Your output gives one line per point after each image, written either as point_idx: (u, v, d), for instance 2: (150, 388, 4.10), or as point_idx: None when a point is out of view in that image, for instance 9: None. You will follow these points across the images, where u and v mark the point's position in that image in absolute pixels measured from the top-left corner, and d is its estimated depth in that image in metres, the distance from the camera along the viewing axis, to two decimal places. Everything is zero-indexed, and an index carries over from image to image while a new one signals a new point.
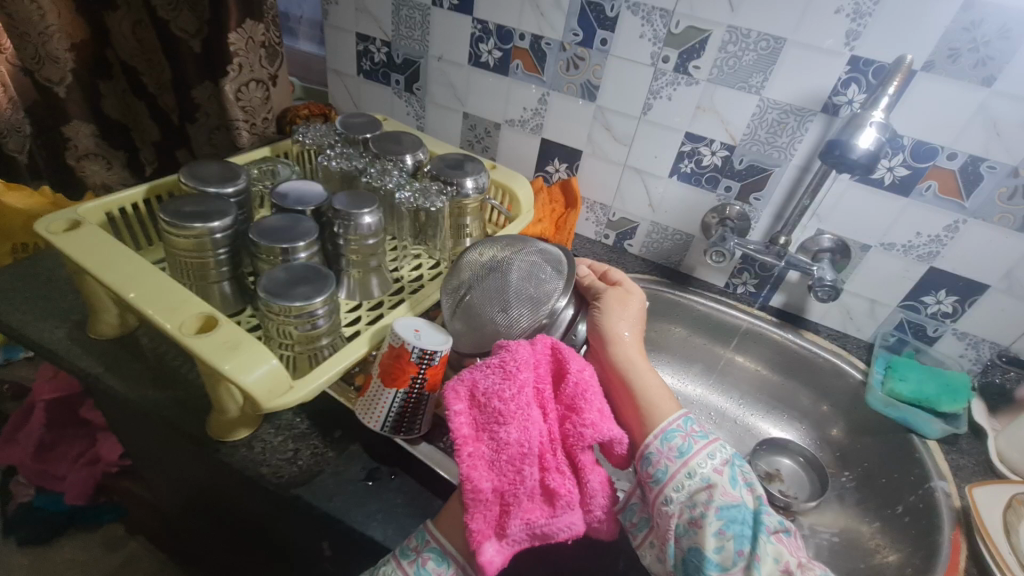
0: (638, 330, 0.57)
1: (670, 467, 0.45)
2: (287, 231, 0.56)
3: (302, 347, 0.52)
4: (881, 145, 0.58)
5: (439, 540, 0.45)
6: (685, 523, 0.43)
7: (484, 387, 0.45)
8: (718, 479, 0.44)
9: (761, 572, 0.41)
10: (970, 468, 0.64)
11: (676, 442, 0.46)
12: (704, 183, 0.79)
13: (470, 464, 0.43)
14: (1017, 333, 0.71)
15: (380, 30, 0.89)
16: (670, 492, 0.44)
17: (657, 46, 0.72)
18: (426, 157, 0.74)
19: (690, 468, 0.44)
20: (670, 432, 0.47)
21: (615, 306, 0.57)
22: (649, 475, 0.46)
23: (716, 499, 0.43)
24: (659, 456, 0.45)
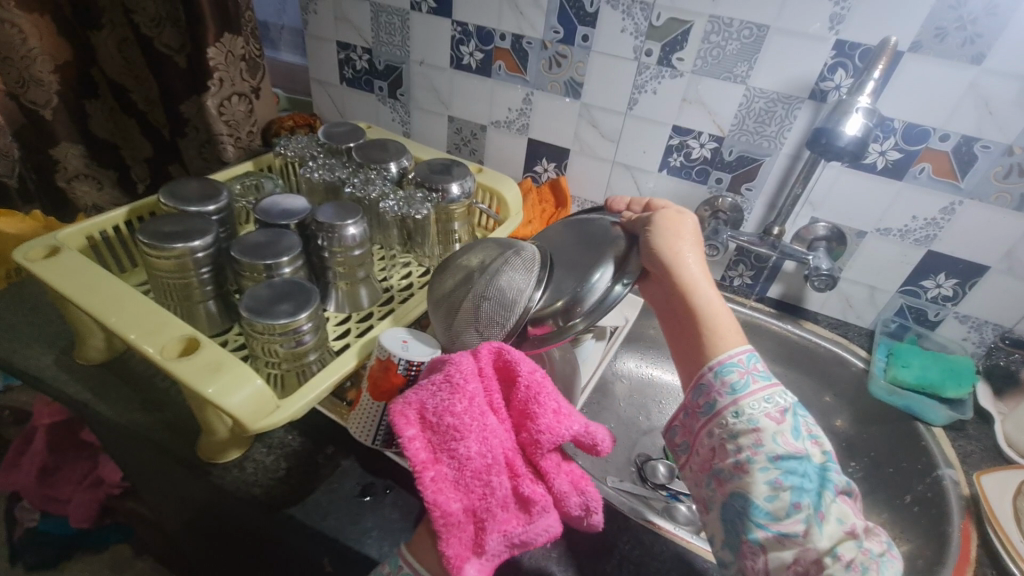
0: (700, 253, 0.52)
1: (718, 402, 0.43)
2: (270, 247, 0.55)
3: (291, 364, 0.51)
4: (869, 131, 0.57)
5: (413, 565, 0.43)
6: (730, 465, 0.41)
7: (433, 406, 0.43)
8: (772, 425, 0.41)
9: (822, 530, 0.38)
10: (978, 454, 0.63)
11: (732, 378, 0.44)
12: (695, 176, 0.78)
13: (435, 488, 0.41)
14: (1019, 314, 0.69)
15: (360, 37, 0.88)
16: (716, 425, 0.43)
17: (639, 40, 0.71)
18: (411, 163, 0.73)
19: (739, 408, 0.42)
20: (728, 366, 0.44)
21: (671, 229, 0.52)
22: (698, 407, 0.45)
23: (766, 445, 0.40)
24: (708, 390, 0.44)
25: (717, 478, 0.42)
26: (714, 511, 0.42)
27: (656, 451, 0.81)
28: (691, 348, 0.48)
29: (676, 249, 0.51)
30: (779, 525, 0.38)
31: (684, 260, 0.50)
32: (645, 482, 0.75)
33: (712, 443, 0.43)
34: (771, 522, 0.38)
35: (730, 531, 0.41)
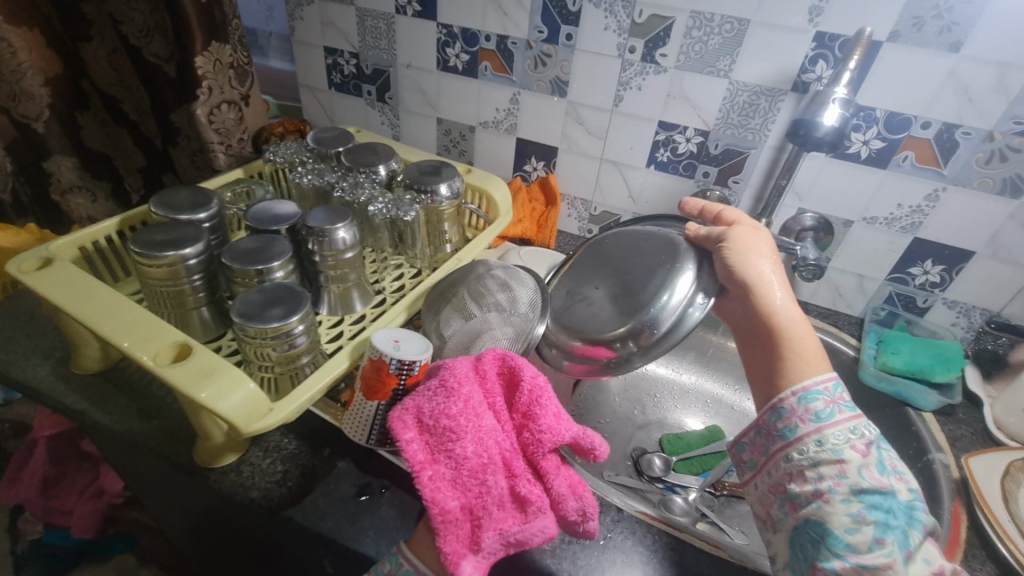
0: (781, 272, 0.51)
1: (800, 428, 0.43)
2: (260, 253, 0.55)
3: (284, 367, 0.51)
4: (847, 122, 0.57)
5: (414, 563, 0.43)
6: (808, 492, 0.41)
7: (430, 409, 0.43)
8: (856, 457, 0.41)
9: (905, 568, 0.37)
10: (967, 438, 0.63)
11: (816, 406, 0.43)
12: (682, 170, 0.78)
13: (434, 488, 0.41)
14: (1007, 299, 0.70)
15: (347, 42, 0.88)
16: (794, 451, 0.43)
17: (622, 37, 0.71)
18: (400, 166, 0.73)
19: (823, 437, 0.42)
20: (813, 393, 0.44)
21: (754, 246, 0.51)
22: (775, 429, 0.44)
23: (849, 477, 0.40)
24: (790, 415, 0.43)
25: (791, 503, 0.42)
26: (783, 532, 0.42)
27: (652, 444, 0.82)
28: (768, 370, 0.48)
29: (761, 268, 0.50)
30: (858, 557, 0.38)
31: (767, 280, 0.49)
32: (641, 475, 0.76)
33: (788, 469, 0.43)
34: (851, 554, 0.38)
35: (801, 555, 0.41)
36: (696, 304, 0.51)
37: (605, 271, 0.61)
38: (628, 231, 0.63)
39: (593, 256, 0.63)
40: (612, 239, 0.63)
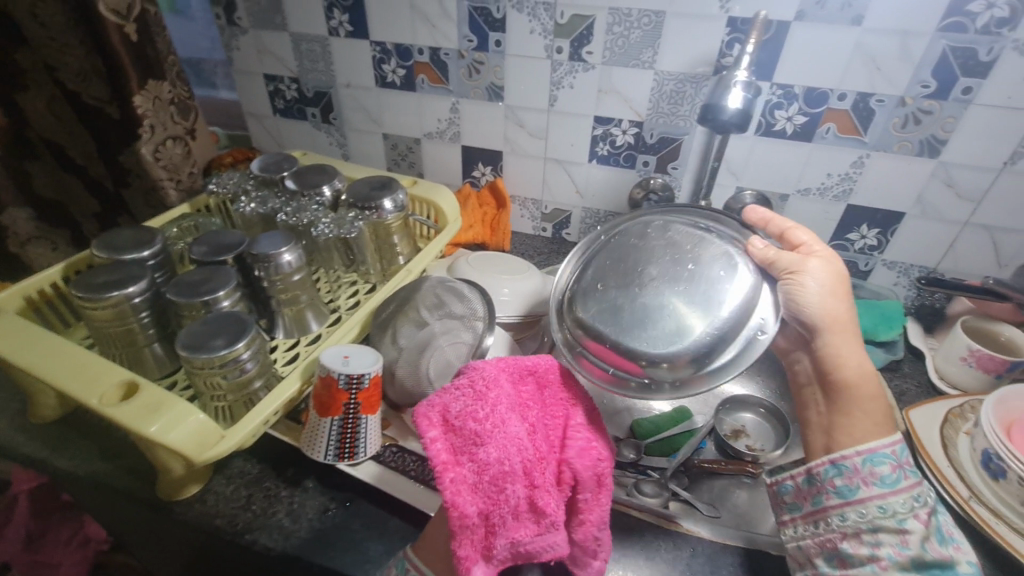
0: (846, 311, 0.50)
1: (862, 490, 0.43)
2: (205, 284, 0.56)
3: (238, 394, 0.53)
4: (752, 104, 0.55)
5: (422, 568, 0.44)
6: (863, 555, 0.42)
7: (457, 410, 0.44)
8: (918, 528, 0.42)
9: None
10: (913, 391, 0.66)
11: (881, 469, 0.43)
12: (622, 162, 0.80)
13: (453, 488, 0.42)
14: (940, 255, 0.74)
15: (285, 68, 0.89)
16: (852, 511, 0.43)
17: (548, 39, 0.73)
18: (344, 184, 0.74)
19: (887, 503, 0.42)
20: (879, 456, 0.44)
21: (820, 274, 0.49)
22: (832, 485, 0.45)
23: (909, 548, 0.41)
24: (853, 474, 0.44)
25: (839, 558, 0.43)
26: None
27: None
28: (828, 418, 0.49)
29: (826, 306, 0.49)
30: None
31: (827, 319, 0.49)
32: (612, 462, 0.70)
33: (841, 527, 0.44)
34: None
35: None
36: (767, 330, 0.47)
37: (633, 271, 0.52)
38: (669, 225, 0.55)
39: (621, 248, 0.55)
40: (653, 229, 0.55)
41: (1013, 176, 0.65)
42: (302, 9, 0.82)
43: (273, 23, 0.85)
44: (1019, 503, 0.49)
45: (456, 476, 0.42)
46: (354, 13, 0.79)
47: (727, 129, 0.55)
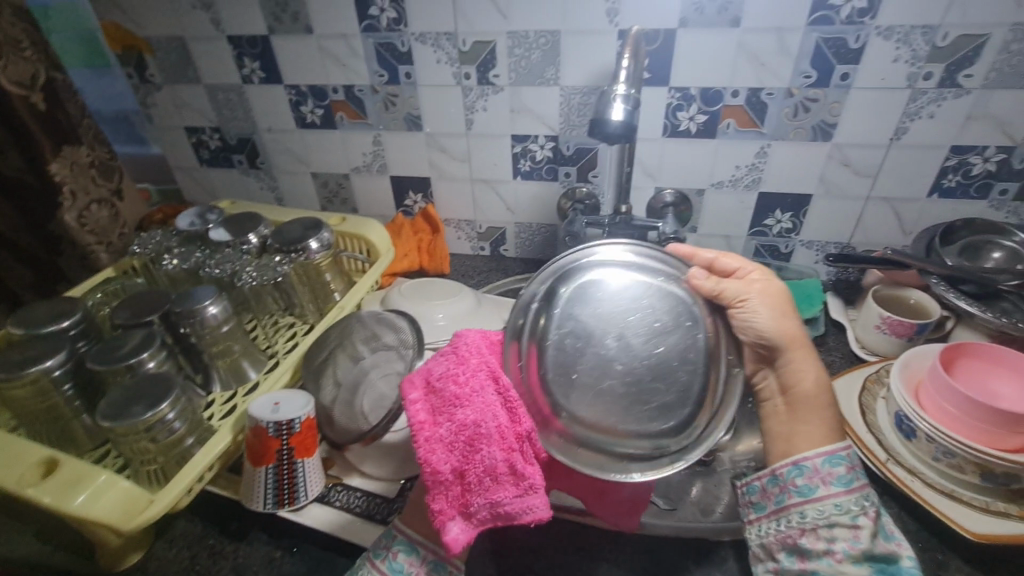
0: (797, 328, 0.48)
1: (820, 488, 0.43)
2: (127, 347, 0.56)
3: (169, 455, 0.52)
4: (632, 117, 0.57)
5: (407, 532, 0.46)
6: (819, 549, 0.41)
7: (439, 373, 0.45)
8: (868, 524, 0.41)
9: None
10: (838, 362, 0.69)
11: (836, 468, 0.43)
12: (545, 175, 0.83)
13: (428, 446, 0.43)
14: (851, 230, 0.78)
15: (205, 119, 0.89)
16: (812, 510, 0.43)
17: (455, 66, 0.75)
18: (270, 229, 0.75)
19: (843, 501, 0.42)
20: (837, 457, 0.43)
21: (763, 306, 0.47)
22: (793, 483, 0.44)
23: (862, 542, 0.40)
24: (814, 474, 0.43)
25: (799, 553, 0.43)
26: None
27: None
28: (785, 427, 0.48)
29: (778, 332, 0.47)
30: None
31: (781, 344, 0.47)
32: None
33: (801, 524, 0.43)
34: None
35: None
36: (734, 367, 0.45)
37: (596, 343, 0.44)
38: (602, 269, 0.48)
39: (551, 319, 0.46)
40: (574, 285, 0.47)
41: (900, 150, 0.69)
42: (213, 61, 0.82)
43: (187, 77, 0.85)
44: (930, 457, 0.52)
45: (432, 439, 0.43)
46: (264, 60, 0.80)
47: (613, 141, 0.56)
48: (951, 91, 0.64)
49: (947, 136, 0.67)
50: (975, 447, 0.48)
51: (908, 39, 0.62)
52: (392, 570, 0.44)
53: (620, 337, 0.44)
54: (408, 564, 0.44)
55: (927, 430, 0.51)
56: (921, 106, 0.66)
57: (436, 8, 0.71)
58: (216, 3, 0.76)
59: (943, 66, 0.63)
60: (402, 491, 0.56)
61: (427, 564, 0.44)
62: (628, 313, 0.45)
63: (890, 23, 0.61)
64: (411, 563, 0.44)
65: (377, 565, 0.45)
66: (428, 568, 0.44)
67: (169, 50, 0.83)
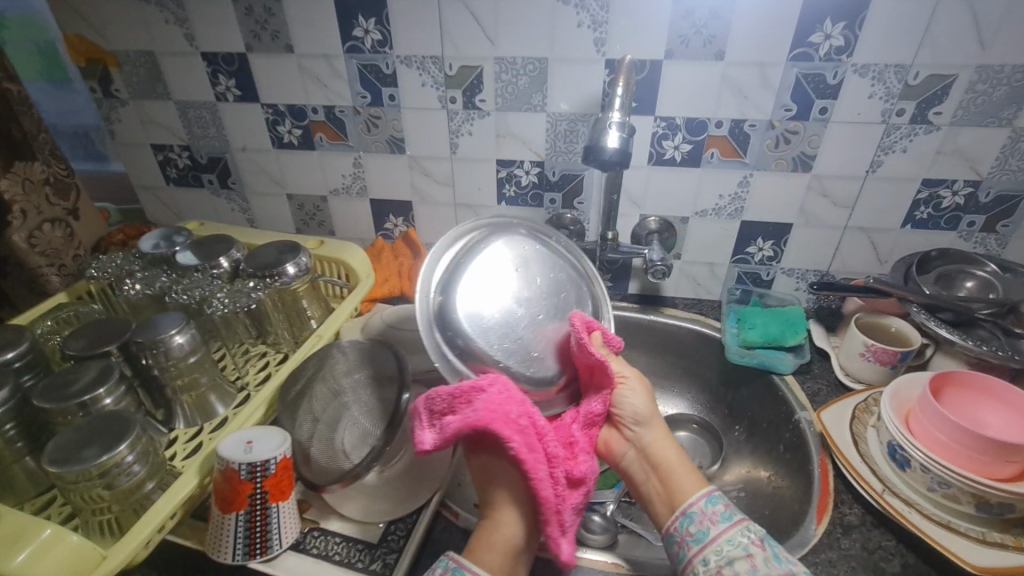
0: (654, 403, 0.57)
1: (712, 529, 0.47)
2: (80, 383, 0.51)
3: (126, 502, 0.47)
4: (628, 143, 0.57)
5: (462, 560, 0.45)
6: None
7: (511, 411, 0.48)
8: (758, 550, 0.44)
9: None
10: (824, 390, 0.70)
11: (717, 508, 0.48)
12: (531, 201, 0.82)
13: (540, 478, 0.47)
14: (829, 257, 0.79)
15: (174, 137, 0.85)
16: (710, 552, 0.45)
17: (441, 90, 0.74)
18: (243, 253, 0.71)
19: (732, 535, 0.45)
20: (715, 495, 0.49)
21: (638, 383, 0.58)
22: (689, 534, 0.47)
23: (759, 568, 0.43)
24: (702, 515, 0.48)
25: None
26: None
27: None
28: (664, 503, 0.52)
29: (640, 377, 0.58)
30: None
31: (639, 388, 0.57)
32: None
33: (708, 571, 0.45)
34: None
35: None
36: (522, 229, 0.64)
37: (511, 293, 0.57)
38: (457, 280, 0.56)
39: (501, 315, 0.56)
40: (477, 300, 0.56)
41: (876, 182, 0.72)
42: (184, 78, 0.79)
43: (155, 93, 0.81)
44: (926, 488, 0.52)
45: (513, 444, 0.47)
46: (241, 77, 0.77)
47: (610, 168, 0.56)
48: (923, 127, 0.67)
49: (919, 169, 0.70)
50: (970, 478, 0.48)
51: (882, 77, 0.64)
52: None
53: (527, 288, 0.58)
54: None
55: (922, 461, 0.51)
56: (895, 140, 0.68)
57: (424, 31, 0.70)
58: (191, 18, 0.73)
59: (916, 103, 0.65)
60: (386, 536, 0.51)
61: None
62: (493, 265, 0.58)
63: (866, 61, 0.64)
64: None
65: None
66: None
67: (137, 64, 0.79)
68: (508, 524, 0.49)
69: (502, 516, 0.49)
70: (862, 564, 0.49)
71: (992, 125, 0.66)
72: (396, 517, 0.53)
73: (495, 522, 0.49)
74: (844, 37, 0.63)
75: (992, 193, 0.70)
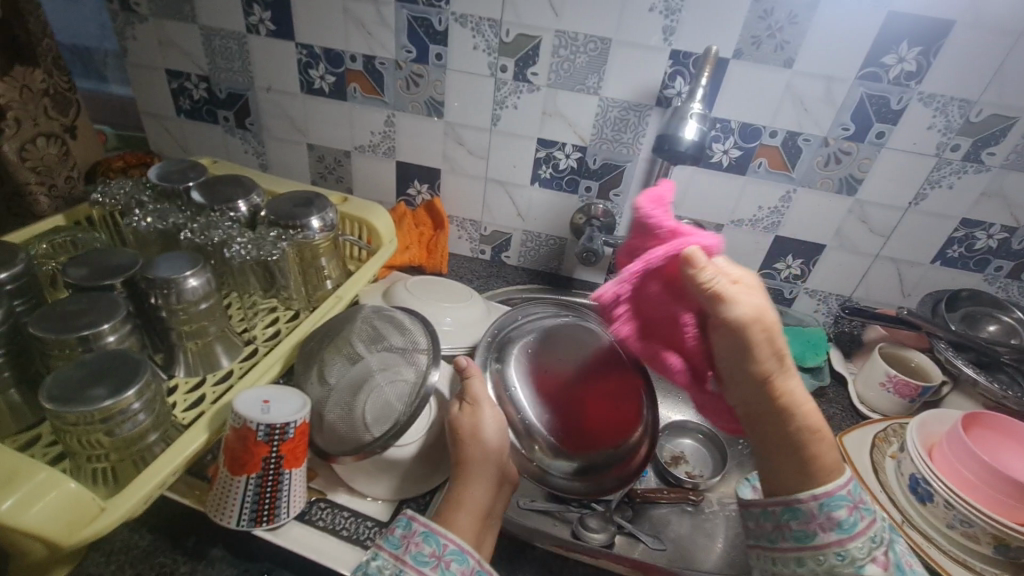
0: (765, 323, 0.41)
1: (822, 535, 0.41)
2: (82, 316, 0.47)
3: (125, 452, 0.43)
4: (706, 135, 0.61)
5: (430, 524, 0.42)
6: None
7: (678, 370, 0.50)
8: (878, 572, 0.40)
9: None
10: (838, 415, 0.69)
11: (840, 513, 0.41)
12: (565, 186, 0.79)
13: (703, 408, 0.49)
14: (855, 284, 0.79)
15: (193, 64, 0.79)
16: (813, 556, 0.41)
17: (493, 56, 0.70)
18: (263, 199, 0.67)
19: (846, 550, 0.40)
20: (837, 499, 0.41)
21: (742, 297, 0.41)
22: (790, 527, 0.43)
23: None
24: (812, 519, 0.41)
25: None
26: None
27: None
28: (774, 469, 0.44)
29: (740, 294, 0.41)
30: None
31: (743, 286, 0.42)
32: None
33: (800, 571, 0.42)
34: None
35: None
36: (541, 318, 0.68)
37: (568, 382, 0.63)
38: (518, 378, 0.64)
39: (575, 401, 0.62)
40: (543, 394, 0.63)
41: (916, 215, 0.72)
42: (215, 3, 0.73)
43: (179, 13, 0.75)
44: (945, 524, 0.52)
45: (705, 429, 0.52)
46: (278, 11, 0.72)
47: (683, 158, 0.59)
48: (973, 166, 0.67)
49: (961, 208, 0.70)
50: (996, 518, 0.48)
51: (945, 109, 0.64)
52: (415, 562, 0.40)
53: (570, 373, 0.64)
54: (430, 554, 0.40)
55: (945, 496, 0.51)
56: (943, 175, 0.68)
57: None
58: None
59: (972, 140, 0.65)
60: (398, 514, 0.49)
61: (449, 554, 0.40)
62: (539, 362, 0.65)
63: (933, 90, 0.63)
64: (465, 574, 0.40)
65: (398, 557, 0.40)
66: (449, 557, 0.40)
67: None
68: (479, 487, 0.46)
69: (476, 479, 0.47)
70: None
71: None
72: (409, 496, 0.51)
73: (467, 483, 0.46)
74: (917, 63, 0.62)
75: None
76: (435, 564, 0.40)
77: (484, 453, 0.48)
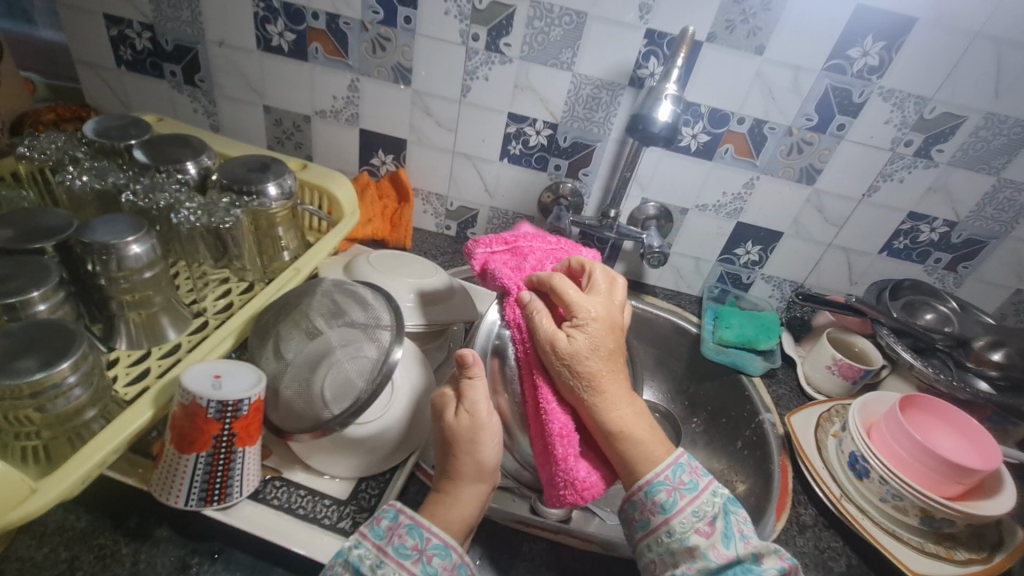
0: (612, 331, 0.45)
1: None
2: (7, 282, 0.42)
3: (59, 429, 0.41)
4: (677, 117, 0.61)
5: (416, 517, 0.41)
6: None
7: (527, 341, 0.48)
8: None
9: None
10: (787, 396, 0.73)
11: (685, 478, 0.42)
12: (535, 163, 0.78)
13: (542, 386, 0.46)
14: (807, 271, 0.83)
15: (135, 11, 0.72)
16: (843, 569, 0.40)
17: (464, 24, 0.67)
18: (215, 162, 0.62)
19: None
20: None
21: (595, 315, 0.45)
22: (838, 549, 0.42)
23: None
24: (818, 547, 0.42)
25: None
26: None
27: None
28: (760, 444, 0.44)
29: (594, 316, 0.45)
30: None
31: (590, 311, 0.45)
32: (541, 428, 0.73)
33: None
34: None
35: None
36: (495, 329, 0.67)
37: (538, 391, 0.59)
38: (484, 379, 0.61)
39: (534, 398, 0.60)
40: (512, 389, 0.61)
41: (869, 207, 0.74)
42: None
43: None
44: (878, 498, 0.55)
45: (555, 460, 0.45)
46: None
47: (657, 141, 0.59)
48: (923, 162, 0.70)
49: (908, 202, 0.73)
50: (924, 492, 0.52)
51: (902, 105, 0.66)
52: (398, 555, 0.39)
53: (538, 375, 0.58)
54: (412, 547, 0.39)
55: (881, 473, 0.54)
56: (895, 169, 0.71)
57: None
58: None
59: (924, 137, 0.68)
60: (356, 492, 0.48)
61: (431, 548, 0.39)
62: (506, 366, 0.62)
63: (892, 86, 0.65)
64: (447, 569, 0.39)
65: (380, 547, 0.39)
66: (431, 551, 0.39)
67: None
68: (468, 503, 0.43)
69: (463, 494, 0.43)
70: (814, 561, 0.54)
71: (982, 171, 0.69)
72: (369, 474, 0.50)
73: (455, 497, 0.43)
74: (879, 57, 0.63)
75: (964, 235, 0.75)
76: (415, 558, 0.39)
77: (477, 470, 0.43)
